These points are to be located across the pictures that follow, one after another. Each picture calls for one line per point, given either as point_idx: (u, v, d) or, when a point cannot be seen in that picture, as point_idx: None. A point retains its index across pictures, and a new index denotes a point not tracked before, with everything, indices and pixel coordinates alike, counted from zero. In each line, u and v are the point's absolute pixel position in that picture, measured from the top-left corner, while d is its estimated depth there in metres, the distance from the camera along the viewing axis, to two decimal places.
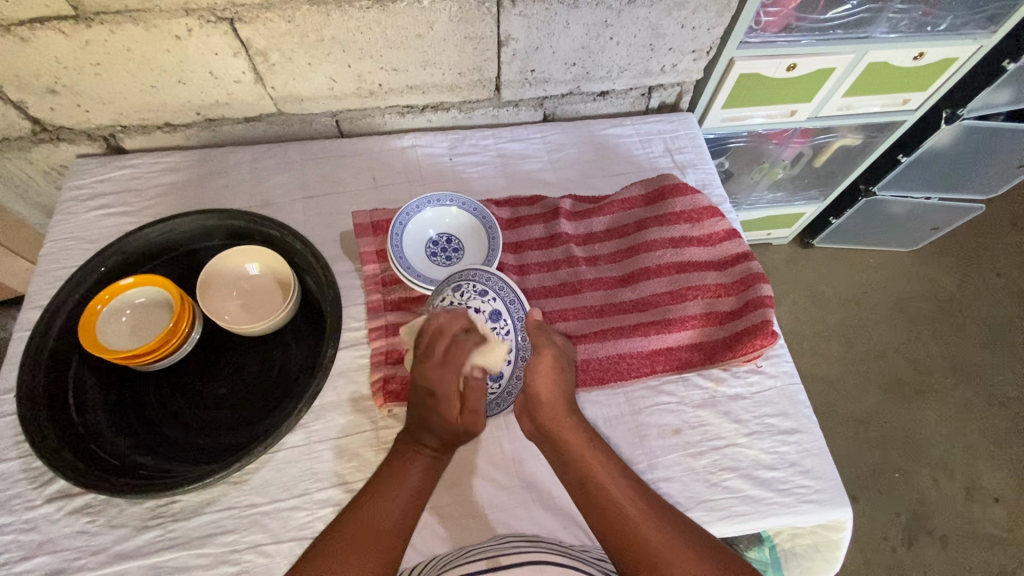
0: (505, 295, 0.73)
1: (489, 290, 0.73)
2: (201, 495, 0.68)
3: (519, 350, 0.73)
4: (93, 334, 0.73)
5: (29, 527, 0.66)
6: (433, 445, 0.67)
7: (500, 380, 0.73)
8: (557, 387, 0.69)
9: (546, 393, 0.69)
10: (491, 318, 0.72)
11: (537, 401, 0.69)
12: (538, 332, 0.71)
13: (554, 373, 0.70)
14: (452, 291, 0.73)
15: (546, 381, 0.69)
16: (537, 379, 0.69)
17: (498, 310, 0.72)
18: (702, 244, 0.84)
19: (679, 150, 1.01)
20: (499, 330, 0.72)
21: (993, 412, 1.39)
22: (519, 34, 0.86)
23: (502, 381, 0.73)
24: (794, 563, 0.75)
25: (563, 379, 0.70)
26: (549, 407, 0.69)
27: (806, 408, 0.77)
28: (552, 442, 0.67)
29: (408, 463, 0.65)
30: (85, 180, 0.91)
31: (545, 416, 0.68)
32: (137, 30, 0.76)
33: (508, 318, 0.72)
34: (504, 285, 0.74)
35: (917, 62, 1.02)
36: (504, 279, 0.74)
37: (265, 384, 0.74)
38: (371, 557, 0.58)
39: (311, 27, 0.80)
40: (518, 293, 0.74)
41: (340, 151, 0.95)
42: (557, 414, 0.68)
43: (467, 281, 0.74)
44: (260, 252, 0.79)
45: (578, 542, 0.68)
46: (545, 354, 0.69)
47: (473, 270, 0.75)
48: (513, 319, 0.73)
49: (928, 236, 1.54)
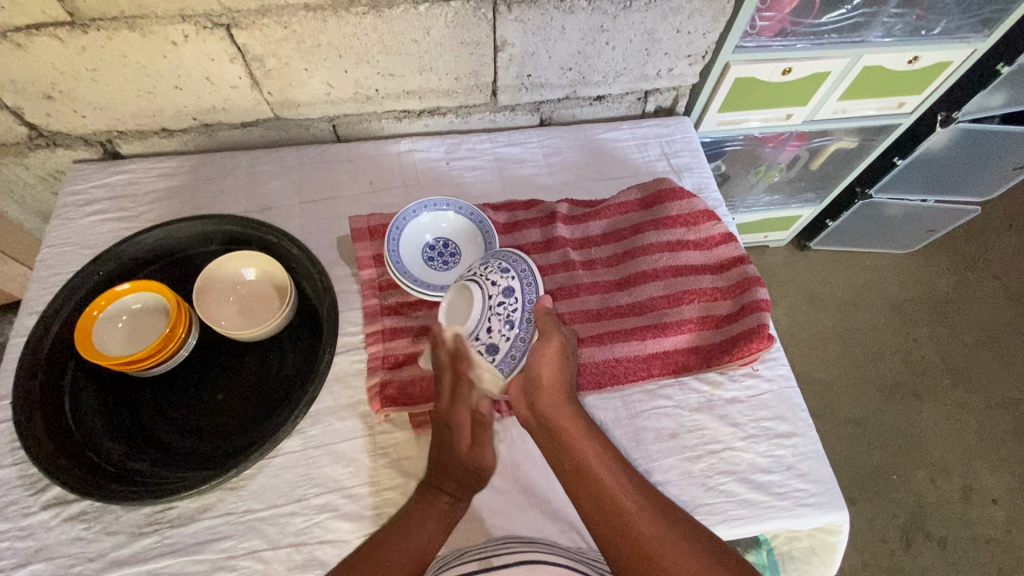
0: (524, 277, 0.74)
1: (510, 269, 0.74)
2: (197, 501, 0.68)
3: (522, 331, 0.72)
4: (89, 341, 0.73)
5: (25, 534, 0.66)
6: (452, 489, 0.64)
7: (496, 355, 0.71)
8: (559, 371, 0.70)
9: (548, 377, 0.70)
10: (503, 293, 0.72)
11: (538, 384, 0.69)
12: (546, 317, 0.72)
13: (558, 358, 0.70)
14: (479, 264, 0.76)
15: (550, 365, 0.70)
16: (541, 362, 0.70)
17: (512, 288, 0.73)
18: (699, 248, 0.84)
19: (675, 154, 1.01)
20: (507, 306, 0.72)
21: (991, 414, 1.40)
22: (516, 40, 0.86)
23: (497, 358, 0.71)
24: (792, 566, 0.74)
25: (564, 368, 0.71)
26: (546, 392, 0.69)
27: (802, 411, 0.78)
28: (552, 430, 0.68)
29: (427, 511, 0.62)
30: (82, 186, 0.91)
31: (545, 403, 0.69)
32: (134, 36, 0.76)
33: (519, 296, 0.72)
34: (527, 268, 0.75)
35: (911, 66, 1.02)
36: (530, 265, 0.75)
37: (262, 389, 0.75)
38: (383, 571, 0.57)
39: (308, 32, 0.80)
40: (538, 281, 0.74)
41: (338, 155, 0.95)
42: (557, 398, 0.69)
43: (496, 258, 0.76)
44: (259, 257, 0.80)
45: (574, 545, 0.68)
46: (552, 340, 0.71)
47: (505, 251, 0.77)
48: (523, 300, 0.73)
49: (924, 237, 1.54)
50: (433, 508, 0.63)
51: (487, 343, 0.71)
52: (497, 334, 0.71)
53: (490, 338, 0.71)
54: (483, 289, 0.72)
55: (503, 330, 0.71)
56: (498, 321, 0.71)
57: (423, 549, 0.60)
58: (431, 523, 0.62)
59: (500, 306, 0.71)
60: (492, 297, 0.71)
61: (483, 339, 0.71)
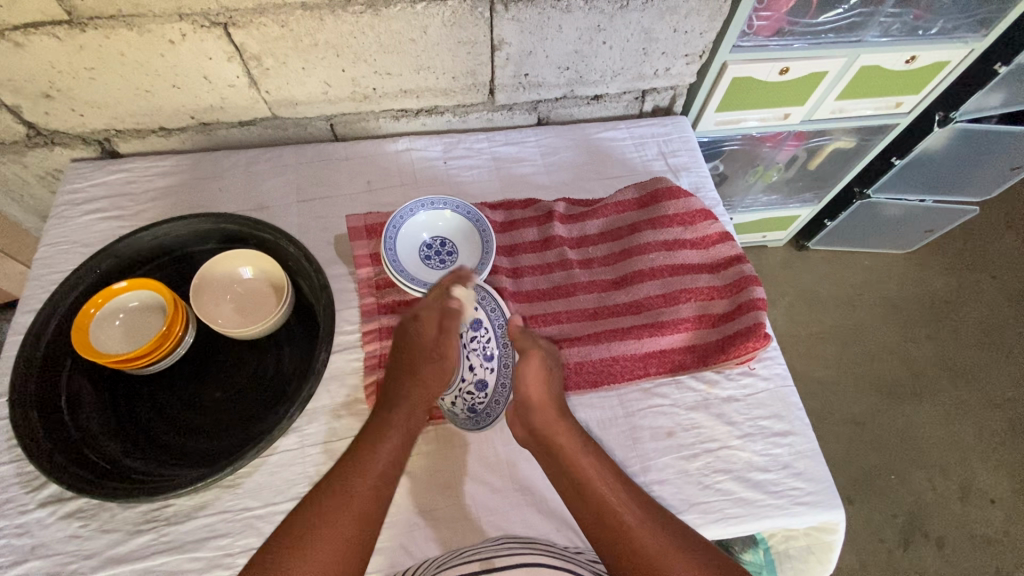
0: (487, 306, 0.80)
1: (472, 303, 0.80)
2: (193, 499, 0.68)
3: (501, 357, 0.78)
4: (86, 339, 0.73)
5: (22, 532, 0.66)
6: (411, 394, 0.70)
7: (486, 390, 0.77)
8: (547, 387, 0.70)
9: (537, 395, 0.70)
10: (473, 328, 0.79)
11: (528, 404, 0.69)
12: (522, 336, 0.74)
13: (543, 373, 0.71)
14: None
15: (537, 383, 0.70)
16: (527, 380, 0.70)
17: (479, 320, 0.79)
18: (695, 247, 0.84)
19: (673, 154, 1.01)
20: (478, 339, 0.79)
21: (989, 414, 1.40)
22: (513, 39, 0.86)
23: (488, 392, 0.77)
24: (788, 565, 0.74)
25: (551, 381, 0.71)
26: (539, 409, 0.69)
27: (799, 409, 0.78)
28: (547, 445, 0.68)
29: (385, 424, 0.67)
30: (80, 185, 0.91)
31: (539, 421, 0.69)
32: (131, 34, 0.76)
33: (487, 326, 0.79)
34: (487, 294, 0.80)
35: (909, 66, 1.02)
36: (488, 291, 0.80)
37: (259, 389, 0.75)
38: (350, 519, 0.59)
39: (306, 31, 0.80)
40: (501, 304, 0.79)
41: (335, 154, 0.96)
42: (550, 416, 0.69)
43: None
44: (256, 256, 0.80)
45: (571, 544, 0.68)
46: (533, 357, 0.71)
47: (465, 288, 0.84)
48: (492, 328, 0.79)
49: (922, 237, 1.54)
50: (391, 424, 0.67)
51: (475, 381, 0.77)
52: (480, 369, 0.78)
53: (475, 376, 0.78)
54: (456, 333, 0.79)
55: (483, 364, 0.78)
56: (476, 356, 0.78)
57: (383, 481, 0.63)
58: (387, 438, 0.66)
59: (474, 342, 0.79)
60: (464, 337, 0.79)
61: (467, 376, 0.78)
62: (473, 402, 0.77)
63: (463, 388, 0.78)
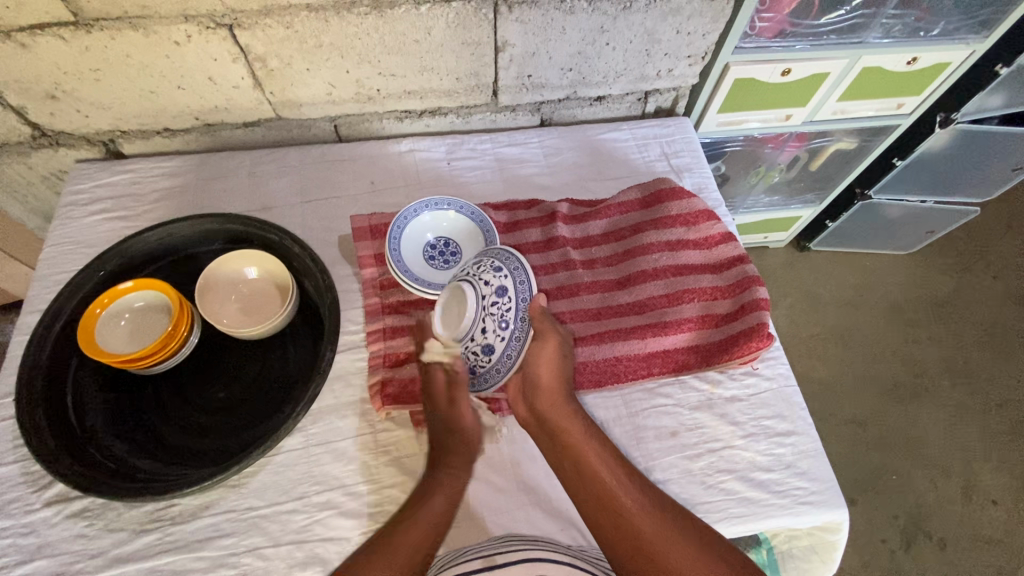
0: (517, 276, 0.71)
1: (502, 267, 0.71)
2: (199, 499, 0.69)
3: (516, 331, 0.70)
4: (92, 338, 0.73)
5: (28, 531, 0.66)
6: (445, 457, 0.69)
7: (491, 356, 0.70)
8: (557, 369, 0.71)
9: (546, 377, 0.70)
10: (497, 293, 0.70)
11: (536, 384, 0.70)
12: (543, 319, 0.71)
13: (557, 357, 0.71)
14: (474, 264, 0.74)
15: (550, 368, 0.70)
16: (540, 362, 0.70)
17: (505, 288, 0.70)
18: (698, 247, 0.85)
19: (676, 155, 1.01)
20: (500, 306, 0.70)
21: (990, 415, 1.40)
22: (517, 40, 0.87)
23: (493, 358, 0.70)
24: (791, 564, 0.74)
25: (563, 367, 0.71)
26: (546, 391, 0.70)
27: (802, 409, 0.78)
28: (550, 429, 0.68)
29: (430, 483, 0.67)
30: (85, 185, 0.91)
31: (543, 403, 0.69)
32: (137, 35, 0.77)
33: (512, 296, 0.70)
34: (520, 265, 0.72)
35: (911, 66, 1.02)
36: (523, 261, 0.72)
37: (264, 388, 0.75)
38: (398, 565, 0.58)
39: (310, 32, 0.80)
40: (531, 277, 0.71)
41: (339, 155, 0.96)
42: (555, 398, 0.69)
43: (490, 257, 0.74)
44: (261, 256, 0.80)
45: (575, 543, 0.68)
46: (549, 341, 0.70)
47: (499, 248, 0.74)
48: (517, 300, 0.70)
49: (923, 238, 1.55)
50: (433, 482, 0.67)
51: (482, 344, 0.70)
52: (492, 334, 0.70)
53: (484, 339, 0.70)
54: (477, 291, 0.70)
55: (497, 331, 0.69)
56: (491, 322, 0.69)
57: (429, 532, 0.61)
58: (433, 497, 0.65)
59: (494, 307, 0.70)
60: (486, 298, 0.70)
61: (478, 340, 0.70)
62: (475, 362, 0.71)
63: (469, 347, 0.71)
